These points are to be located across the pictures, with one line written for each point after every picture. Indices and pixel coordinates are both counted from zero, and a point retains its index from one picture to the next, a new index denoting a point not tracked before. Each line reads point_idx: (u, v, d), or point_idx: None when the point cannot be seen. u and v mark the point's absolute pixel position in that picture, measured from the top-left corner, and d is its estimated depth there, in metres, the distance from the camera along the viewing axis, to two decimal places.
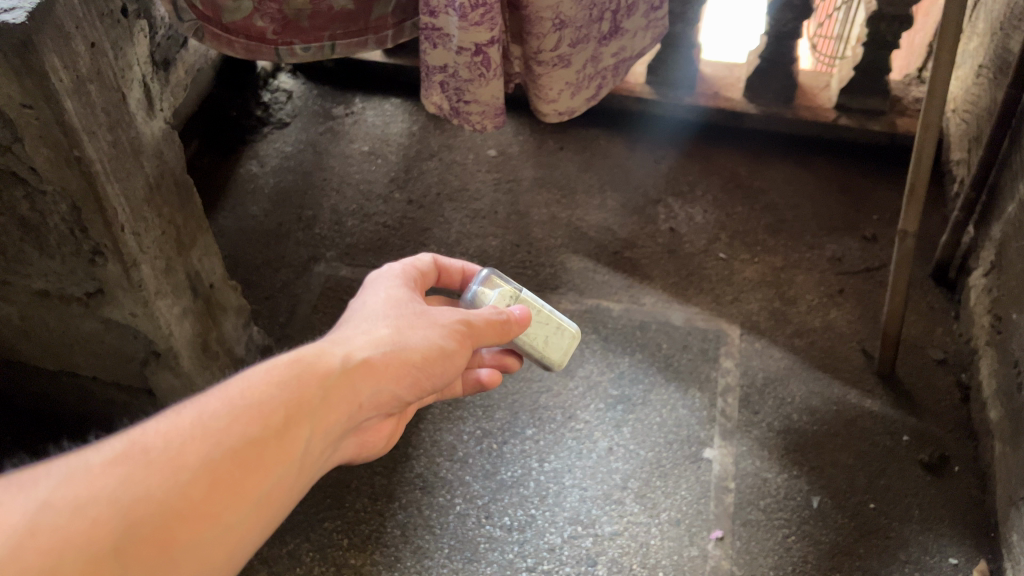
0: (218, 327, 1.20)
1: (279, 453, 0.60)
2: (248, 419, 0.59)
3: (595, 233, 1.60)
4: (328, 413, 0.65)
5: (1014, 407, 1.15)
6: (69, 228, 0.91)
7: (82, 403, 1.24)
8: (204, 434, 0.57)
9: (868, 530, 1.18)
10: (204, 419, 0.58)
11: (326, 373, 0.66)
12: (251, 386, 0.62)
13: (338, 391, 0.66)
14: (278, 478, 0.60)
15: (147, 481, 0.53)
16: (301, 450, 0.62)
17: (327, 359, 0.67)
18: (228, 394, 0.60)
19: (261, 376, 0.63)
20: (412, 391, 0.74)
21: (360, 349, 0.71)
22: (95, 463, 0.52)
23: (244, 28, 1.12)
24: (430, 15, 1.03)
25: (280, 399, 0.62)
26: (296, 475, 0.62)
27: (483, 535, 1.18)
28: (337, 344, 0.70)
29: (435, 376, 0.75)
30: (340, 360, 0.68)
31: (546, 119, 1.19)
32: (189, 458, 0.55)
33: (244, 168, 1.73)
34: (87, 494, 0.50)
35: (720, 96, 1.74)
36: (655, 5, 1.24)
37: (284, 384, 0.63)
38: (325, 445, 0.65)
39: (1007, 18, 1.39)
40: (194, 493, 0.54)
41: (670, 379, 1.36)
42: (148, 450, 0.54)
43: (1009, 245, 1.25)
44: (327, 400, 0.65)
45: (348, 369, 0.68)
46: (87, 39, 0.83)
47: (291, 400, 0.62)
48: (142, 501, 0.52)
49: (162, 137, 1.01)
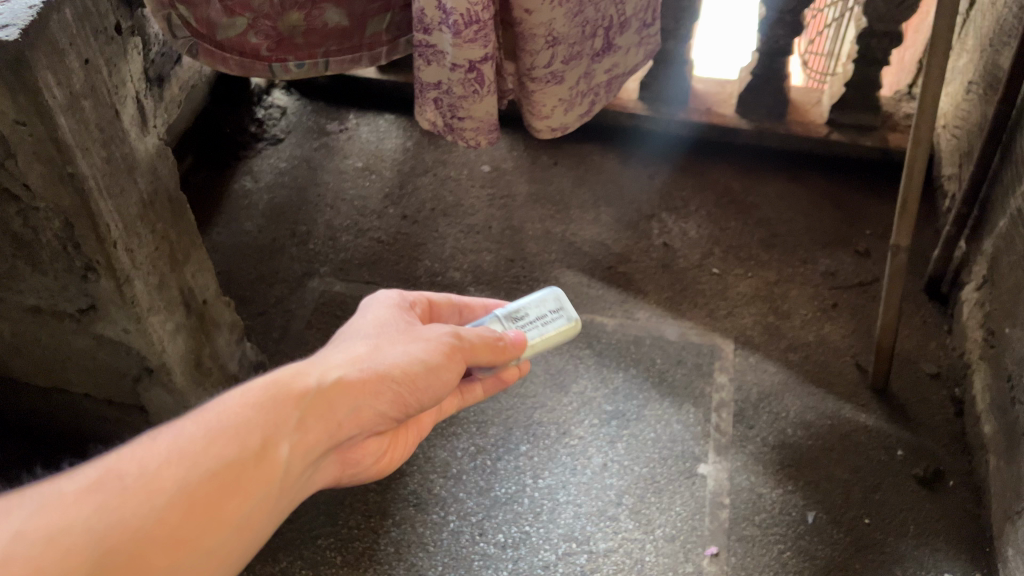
0: (211, 343, 1.20)
1: (255, 475, 0.59)
2: (225, 441, 0.59)
3: (589, 248, 1.61)
4: (307, 433, 0.64)
5: (1008, 422, 1.15)
6: (62, 245, 0.91)
7: (73, 419, 1.24)
8: (181, 458, 0.56)
9: (864, 546, 1.17)
10: (181, 443, 0.57)
11: (305, 391, 0.65)
12: (228, 409, 0.61)
13: (317, 411, 0.65)
14: (257, 501, 0.59)
15: (123, 508, 0.52)
16: (280, 472, 0.61)
17: (306, 377, 0.66)
18: (204, 417, 0.59)
19: (238, 397, 0.62)
20: (398, 407, 0.72)
21: (341, 365, 0.69)
22: (70, 491, 0.52)
23: (238, 44, 1.11)
24: (424, 32, 1.04)
25: (257, 420, 0.61)
26: (276, 496, 0.61)
27: (478, 553, 1.18)
28: (317, 362, 0.69)
29: (421, 391, 0.73)
30: (319, 377, 0.67)
31: (540, 135, 1.19)
32: (166, 483, 0.55)
33: (238, 184, 1.73)
34: (63, 522, 0.50)
35: (712, 111, 1.75)
36: (647, 22, 1.24)
37: (260, 405, 0.62)
38: (305, 465, 0.64)
39: (996, 35, 1.40)
40: (171, 519, 0.54)
41: (665, 394, 1.36)
42: (124, 477, 0.54)
43: (1001, 259, 1.26)
44: (306, 420, 0.64)
45: (327, 386, 0.66)
46: (81, 56, 0.84)
47: (268, 422, 0.61)
48: (119, 529, 0.51)
49: (156, 152, 1.01)
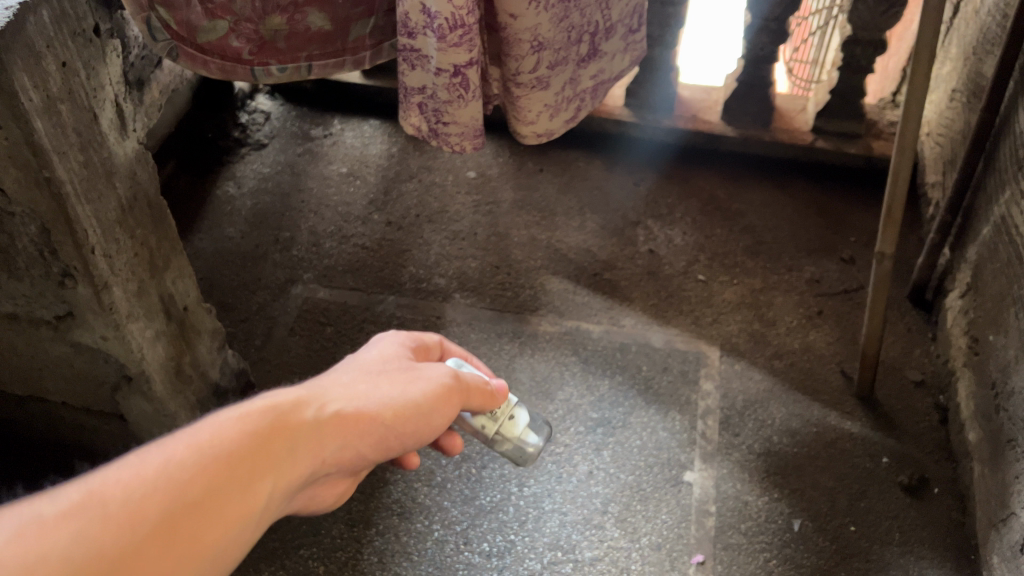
0: (192, 350, 1.18)
1: (243, 508, 0.55)
2: (216, 467, 0.55)
3: (575, 255, 1.60)
4: (296, 466, 0.60)
5: (993, 429, 1.15)
6: (38, 251, 0.89)
7: (50, 429, 1.21)
8: (170, 485, 0.52)
9: (849, 554, 1.17)
10: (170, 466, 0.53)
11: (301, 424, 0.62)
12: (222, 434, 0.57)
13: (310, 445, 0.62)
14: (241, 536, 0.55)
15: (106, 536, 0.48)
16: (264, 505, 0.57)
17: (303, 409, 0.63)
18: (198, 440, 0.55)
19: (234, 421, 0.58)
20: (382, 450, 0.69)
21: (337, 400, 0.66)
22: (48, 514, 0.47)
23: (219, 48, 1.10)
24: (408, 36, 1.03)
25: (251, 449, 0.57)
26: (256, 532, 0.57)
27: (462, 562, 1.16)
28: (320, 393, 0.66)
29: (408, 436, 0.70)
30: (315, 410, 0.64)
31: (526, 141, 1.18)
32: (153, 511, 0.51)
33: (221, 189, 1.72)
34: (41, 549, 0.45)
35: (697, 118, 1.75)
36: (633, 28, 1.24)
37: (257, 433, 0.58)
38: (287, 499, 0.61)
39: (979, 43, 1.41)
40: (155, 550, 0.50)
41: (650, 401, 1.35)
42: (107, 502, 0.49)
43: (984, 267, 1.26)
44: (297, 454, 0.61)
45: (322, 421, 0.63)
46: (58, 59, 0.82)
47: (261, 453, 0.58)
48: (101, 558, 0.47)
49: (135, 157, 0.99)
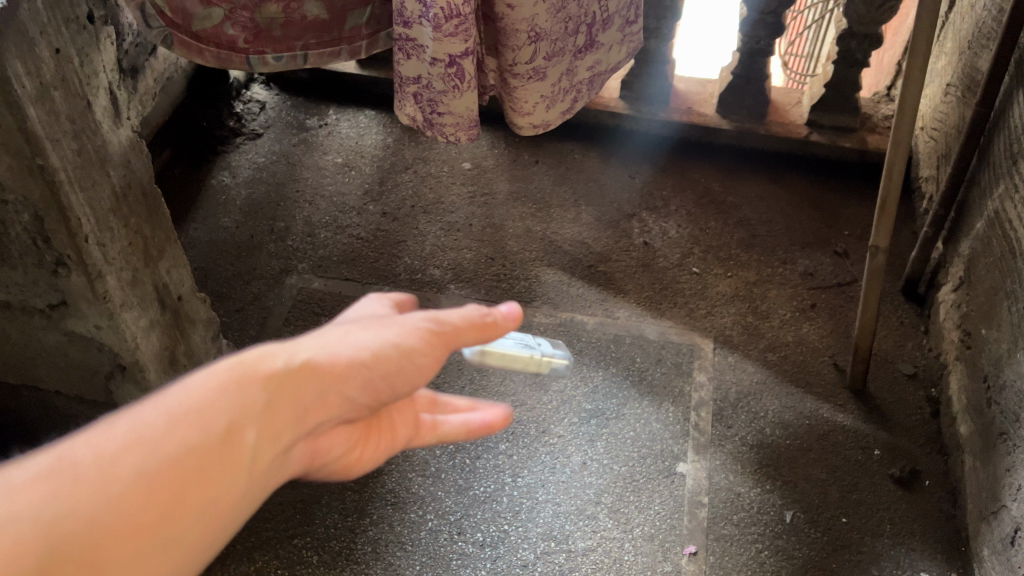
0: (186, 340, 1.17)
1: (222, 461, 0.44)
2: (184, 426, 0.43)
3: (570, 247, 1.60)
4: (283, 414, 0.47)
5: (984, 422, 1.16)
6: (32, 238, 0.89)
7: (44, 418, 1.21)
8: (140, 441, 0.42)
9: (840, 545, 1.18)
10: (137, 427, 0.42)
11: (286, 372, 0.49)
12: (199, 386, 0.46)
13: (297, 391, 0.48)
14: (221, 494, 0.44)
15: (76, 499, 0.39)
16: (250, 460, 0.45)
17: (286, 357, 0.50)
18: (170, 396, 0.44)
19: (212, 376, 0.47)
20: (388, 398, 0.54)
21: (319, 341, 0.52)
22: (14, 481, 0.39)
23: (214, 36, 1.10)
24: (404, 25, 1.03)
25: (232, 399, 0.46)
26: (244, 489, 0.45)
27: (456, 552, 1.17)
28: (298, 340, 0.52)
29: (410, 383, 0.55)
30: (289, 356, 0.49)
31: (522, 132, 1.18)
32: (121, 468, 0.41)
33: (216, 179, 1.71)
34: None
35: (693, 111, 1.76)
36: (630, 19, 1.24)
37: (238, 382, 0.47)
38: (278, 457, 0.48)
39: (975, 38, 1.41)
40: (125, 511, 0.40)
41: (644, 393, 1.35)
42: (77, 463, 0.40)
43: (977, 260, 1.27)
44: (281, 403, 0.48)
45: (312, 367, 0.50)
46: (51, 45, 0.82)
47: (244, 402, 0.46)
48: (66, 522, 0.38)
49: (130, 145, 0.99)
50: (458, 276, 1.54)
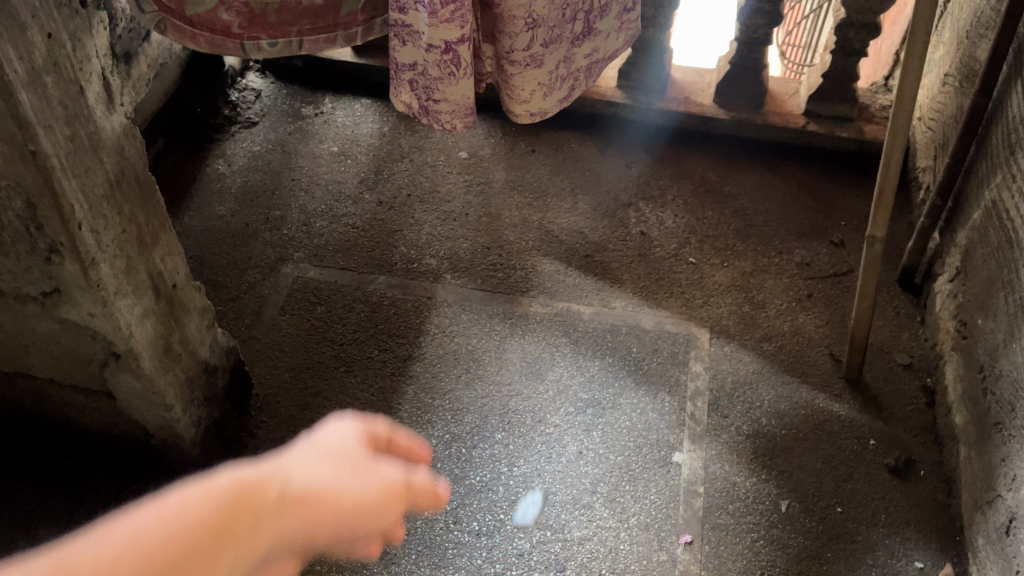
0: (181, 328, 1.14)
1: None
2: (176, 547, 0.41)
3: (566, 237, 1.59)
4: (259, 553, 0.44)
5: (980, 412, 1.16)
6: (24, 226, 0.89)
7: (38, 406, 1.21)
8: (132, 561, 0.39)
9: (835, 535, 1.18)
10: (134, 537, 0.40)
11: (274, 505, 0.46)
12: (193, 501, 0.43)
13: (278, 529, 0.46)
14: None
15: None
16: None
17: (275, 485, 0.47)
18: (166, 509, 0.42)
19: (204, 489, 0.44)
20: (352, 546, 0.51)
21: (303, 476, 0.49)
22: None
23: (208, 21, 1.09)
24: (400, 11, 1.02)
25: (221, 526, 0.43)
26: None
27: (452, 541, 1.17)
28: (285, 468, 0.49)
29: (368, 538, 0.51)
30: (284, 488, 0.47)
31: (519, 120, 1.18)
32: None
33: (211, 167, 1.70)
34: None
35: (690, 100, 1.76)
36: (627, 7, 1.23)
37: (230, 506, 0.44)
38: None
39: (973, 27, 1.41)
40: None
41: (640, 382, 1.35)
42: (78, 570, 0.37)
43: (974, 251, 1.27)
44: (264, 538, 0.45)
45: (297, 501, 0.47)
46: (43, 29, 0.80)
47: (231, 533, 0.43)
48: None
49: (123, 132, 0.98)
50: (455, 265, 1.53)
